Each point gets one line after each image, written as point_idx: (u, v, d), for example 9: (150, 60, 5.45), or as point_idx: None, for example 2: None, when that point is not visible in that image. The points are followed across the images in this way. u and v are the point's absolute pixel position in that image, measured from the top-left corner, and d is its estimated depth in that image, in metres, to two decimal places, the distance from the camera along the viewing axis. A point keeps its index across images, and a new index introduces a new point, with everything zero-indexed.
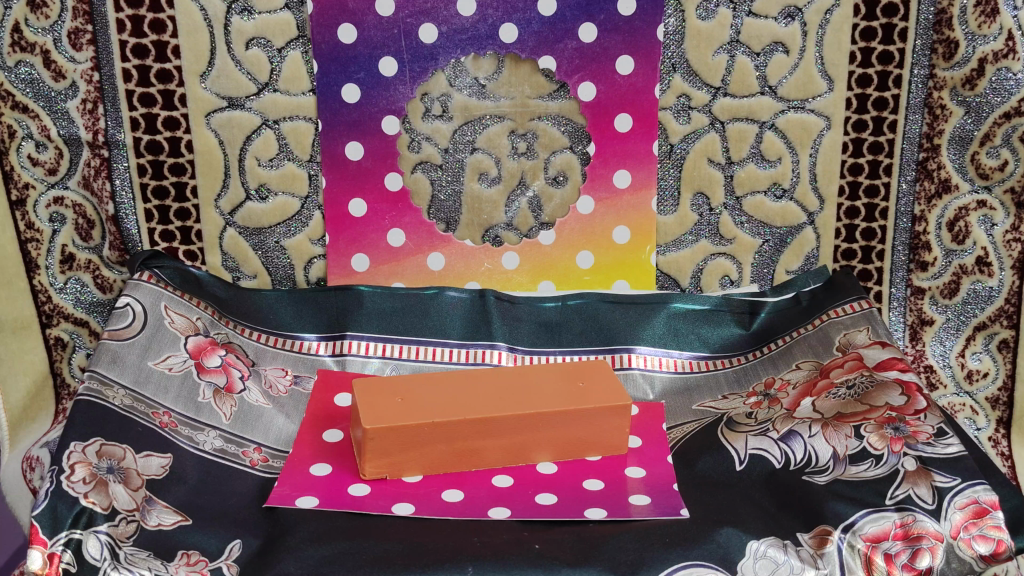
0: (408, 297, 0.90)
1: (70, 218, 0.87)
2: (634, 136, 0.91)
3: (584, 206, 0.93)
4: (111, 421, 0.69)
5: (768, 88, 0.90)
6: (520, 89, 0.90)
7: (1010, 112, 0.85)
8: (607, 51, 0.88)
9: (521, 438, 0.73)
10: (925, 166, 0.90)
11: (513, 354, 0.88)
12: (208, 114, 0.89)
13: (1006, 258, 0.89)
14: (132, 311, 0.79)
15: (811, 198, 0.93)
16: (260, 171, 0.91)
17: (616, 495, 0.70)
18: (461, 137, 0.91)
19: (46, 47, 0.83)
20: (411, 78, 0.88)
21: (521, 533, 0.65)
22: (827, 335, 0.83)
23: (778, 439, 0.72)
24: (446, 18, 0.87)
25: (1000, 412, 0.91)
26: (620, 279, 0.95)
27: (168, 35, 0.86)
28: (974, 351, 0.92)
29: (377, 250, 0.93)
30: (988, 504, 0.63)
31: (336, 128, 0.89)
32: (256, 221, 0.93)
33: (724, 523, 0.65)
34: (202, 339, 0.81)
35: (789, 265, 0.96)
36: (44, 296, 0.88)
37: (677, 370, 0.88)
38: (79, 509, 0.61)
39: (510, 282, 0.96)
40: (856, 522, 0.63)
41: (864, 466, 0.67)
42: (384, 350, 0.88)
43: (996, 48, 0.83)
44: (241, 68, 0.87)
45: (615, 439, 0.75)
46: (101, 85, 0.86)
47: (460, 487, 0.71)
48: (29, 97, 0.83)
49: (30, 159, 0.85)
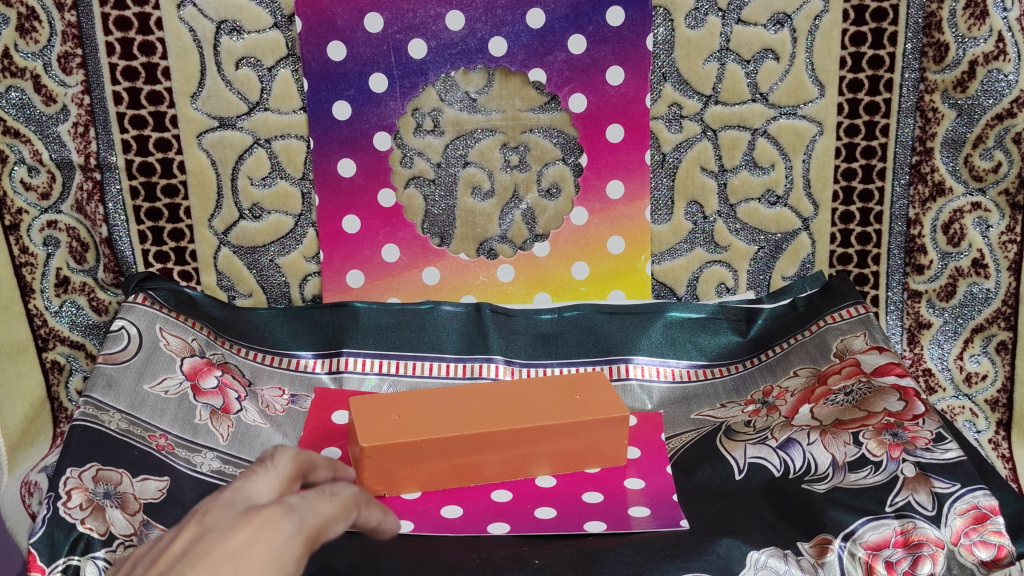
0: (404, 312, 0.90)
1: (64, 242, 0.87)
2: (626, 146, 0.90)
3: (578, 217, 0.93)
4: (106, 446, 0.69)
5: (759, 96, 0.90)
6: (511, 102, 0.90)
7: (1003, 113, 0.84)
8: (597, 62, 0.88)
9: (519, 452, 0.73)
10: (919, 169, 0.89)
11: (510, 367, 0.88)
12: (199, 134, 0.89)
13: (1002, 260, 0.88)
14: (127, 334, 0.80)
15: (805, 204, 0.93)
16: (253, 190, 0.91)
17: (616, 507, 0.69)
18: (453, 152, 0.92)
19: (37, 71, 0.83)
20: (402, 94, 0.88)
21: (521, 548, 0.64)
22: (824, 342, 0.83)
23: (777, 447, 0.72)
24: (435, 33, 0.87)
25: (1000, 414, 0.89)
26: (616, 290, 0.94)
27: (158, 57, 0.86)
28: (972, 353, 0.91)
29: (372, 266, 0.93)
30: (989, 509, 0.62)
31: (328, 146, 0.89)
32: (249, 239, 0.93)
33: (724, 533, 0.64)
34: (197, 360, 0.82)
35: (785, 270, 0.96)
36: (39, 320, 0.87)
37: (675, 379, 0.88)
38: (76, 535, 0.61)
39: (505, 294, 0.95)
40: (856, 529, 0.63)
41: (863, 472, 0.66)
42: (380, 366, 0.88)
43: (987, 50, 0.83)
44: (232, 88, 0.88)
45: (614, 451, 0.75)
46: (92, 109, 0.86)
47: (459, 503, 0.71)
48: (20, 122, 0.83)
49: (23, 184, 0.84)
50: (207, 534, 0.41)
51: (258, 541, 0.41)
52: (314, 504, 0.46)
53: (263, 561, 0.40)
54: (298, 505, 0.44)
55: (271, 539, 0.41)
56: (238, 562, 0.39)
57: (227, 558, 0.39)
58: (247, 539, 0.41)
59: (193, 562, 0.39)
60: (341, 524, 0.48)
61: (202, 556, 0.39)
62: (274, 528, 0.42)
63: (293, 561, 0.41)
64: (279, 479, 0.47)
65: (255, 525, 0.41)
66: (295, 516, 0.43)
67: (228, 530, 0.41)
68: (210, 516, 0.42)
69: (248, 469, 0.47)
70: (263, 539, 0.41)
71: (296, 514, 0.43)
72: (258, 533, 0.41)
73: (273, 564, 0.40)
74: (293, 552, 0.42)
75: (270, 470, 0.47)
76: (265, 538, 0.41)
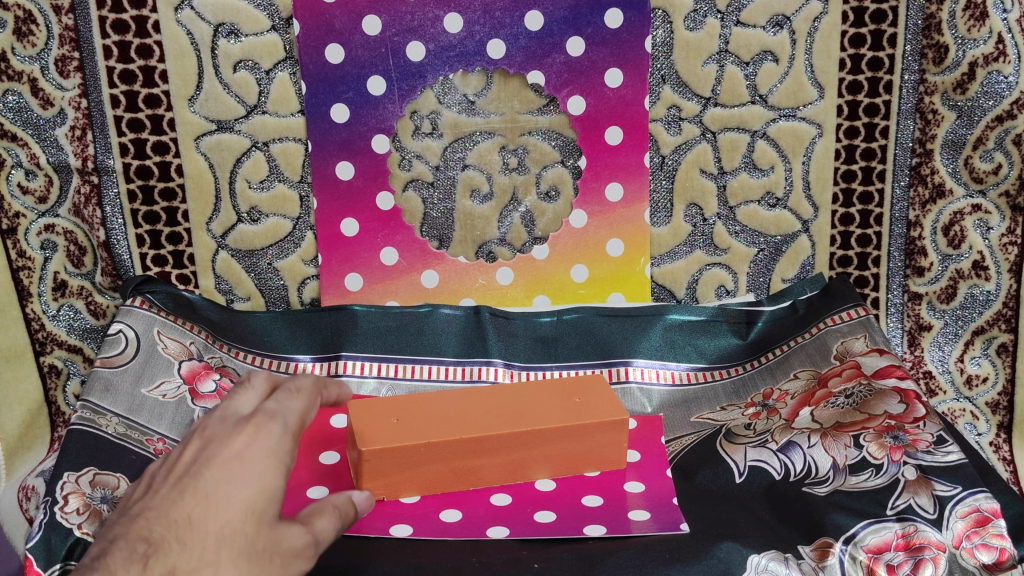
0: (402, 315, 0.90)
1: (62, 246, 0.87)
2: (625, 148, 0.90)
3: (577, 220, 0.92)
4: (103, 450, 0.69)
5: (759, 98, 0.90)
6: (510, 105, 0.90)
7: (1002, 115, 0.84)
8: (596, 64, 0.88)
9: (519, 455, 0.72)
10: (919, 171, 0.89)
11: (509, 370, 0.88)
12: (197, 138, 0.89)
13: (1003, 262, 0.88)
14: (124, 338, 0.80)
15: (805, 206, 0.93)
16: (251, 193, 0.91)
17: (616, 510, 0.69)
18: (452, 154, 0.91)
19: (34, 75, 0.83)
20: (400, 96, 0.88)
21: (520, 552, 0.64)
22: (824, 344, 0.83)
23: (777, 450, 0.71)
24: (433, 36, 0.87)
25: (1001, 417, 0.89)
26: (615, 293, 0.94)
27: (155, 60, 0.86)
28: (973, 355, 0.91)
29: (371, 269, 0.92)
30: (990, 513, 0.62)
31: (326, 149, 0.89)
32: (247, 243, 0.92)
33: (724, 537, 0.64)
34: (196, 364, 0.81)
35: (785, 273, 0.95)
36: (37, 324, 0.86)
37: (675, 382, 0.88)
38: (73, 540, 0.61)
39: (504, 297, 0.95)
40: (857, 533, 0.62)
41: (864, 475, 0.66)
42: (379, 370, 0.87)
43: (987, 51, 0.83)
44: (230, 91, 0.88)
45: (614, 454, 0.75)
46: (90, 112, 0.86)
47: (458, 507, 0.71)
48: (17, 126, 0.83)
49: (20, 188, 0.84)
50: (211, 443, 0.49)
51: (256, 441, 0.50)
52: (293, 403, 0.54)
53: (264, 457, 0.49)
54: (280, 409, 0.53)
55: (266, 439, 0.50)
56: (244, 461, 0.48)
57: (234, 459, 0.48)
58: (244, 442, 0.49)
59: (206, 465, 0.48)
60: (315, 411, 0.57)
61: (211, 460, 0.48)
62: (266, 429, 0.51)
63: (288, 451, 0.51)
64: (257, 396, 0.55)
65: (251, 430, 0.50)
66: (281, 420, 0.52)
67: (229, 437, 0.50)
68: (207, 431, 0.51)
69: (229, 392, 0.55)
70: (259, 440, 0.50)
71: (282, 417, 0.52)
72: (256, 435, 0.50)
73: (274, 456, 0.49)
74: (286, 444, 0.51)
75: (248, 390, 0.55)
76: (261, 439, 0.50)
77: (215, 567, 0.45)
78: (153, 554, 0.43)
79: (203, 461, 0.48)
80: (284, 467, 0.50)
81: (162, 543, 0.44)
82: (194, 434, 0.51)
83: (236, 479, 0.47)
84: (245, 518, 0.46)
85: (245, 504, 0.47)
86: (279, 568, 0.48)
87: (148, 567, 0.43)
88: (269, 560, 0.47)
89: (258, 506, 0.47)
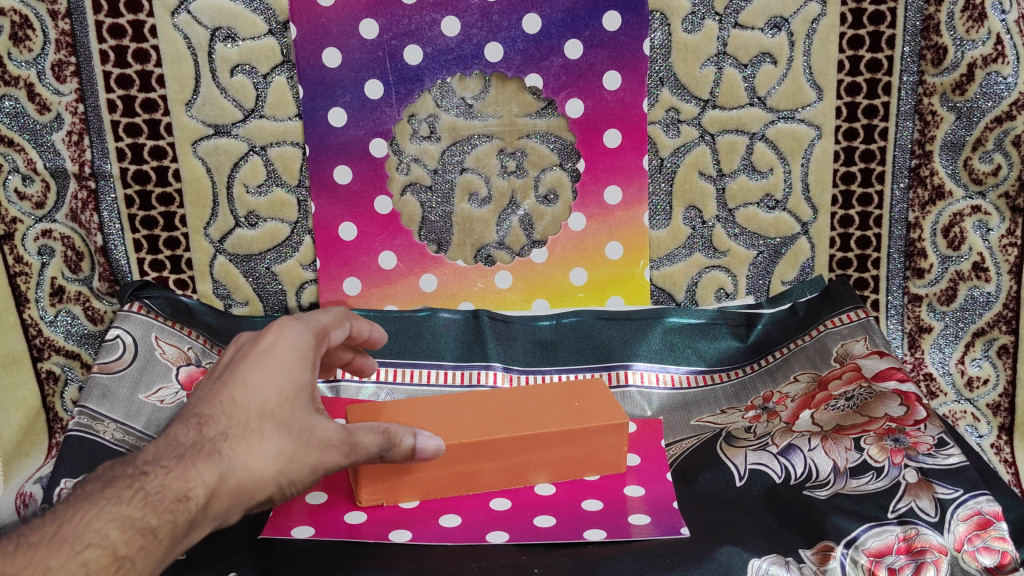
0: (402, 319, 0.90)
1: (59, 251, 0.87)
2: (623, 151, 0.90)
3: (576, 223, 0.92)
4: (99, 456, 0.68)
5: (757, 99, 0.89)
6: (508, 108, 0.90)
7: (1001, 116, 0.84)
8: (594, 66, 0.88)
9: (517, 459, 0.72)
10: (918, 172, 0.89)
11: (509, 374, 0.87)
12: (194, 142, 0.89)
13: (1003, 263, 0.87)
14: (122, 343, 0.80)
15: (804, 208, 0.93)
16: (248, 198, 0.91)
17: (616, 515, 0.69)
18: (450, 158, 0.91)
19: (31, 80, 0.83)
20: (397, 100, 0.88)
21: (519, 557, 0.63)
22: (824, 346, 0.83)
23: (777, 453, 0.71)
24: (431, 39, 0.87)
25: (1001, 419, 0.89)
26: (614, 296, 0.94)
27: (152, 64, 0.86)
28: (973, 357, 0.90)
29: (369, 273, 0.92)
30: (992, 515, 0.62)
31: (324, 153, 0.89)
32: (245, 247, 0.92)
33: (725, 541, 0.63)
34: (194, 369, 0.80)
35: (784, 275, 0.95)
36: (34, 330, 0.86)
37: (675, 386, 0.87)
38: None
39: (504, 301, 0.94)
40: (858, 536, 0.62)
41: (865, 479, 0.66)
42: (378, 375, 0.87)
43: (985, 52, 0.83)
44: (227, 95, 0.87)
45: (614, 458, 0.74)
46: (86, 117, 0.86)
47: (458, 512, 0.70)
48: (14, 130, 0.83)
49: (17, 193, 0.84)
50: (246, 346, 0.59)
51: (283, 338, 0.59)
52: (316, 318, 0.65)
53: (290, 352, 0.58)
54: (304, 320, 0.63)
55: (291, 336, 0.60)
56: (272, 356, 0.58)
57: (265, 354, 0.58)
58: (271, 342, 0.59)
59: (243, 360, 0.57)
60: (340, 331, 0.67)
61: (248, 355, 0.58)
62: (289, 333, 0.60)
63: (312, 346, 0.61)
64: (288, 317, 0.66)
65: (277, 331, 0.60)
66: (303, 324, 0.62)
67: (259, 338, 0.59)
68: (243, 343, 0.61)
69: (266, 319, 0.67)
70: (285, 338, 0.59)
71: (306, 322, 0.63)
72: (282, 334, 0.60)
73: (298, 350, 0.59)
74: (310, 341, 0.61)
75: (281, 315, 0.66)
76: (287, 337, 0.60)
77: (260, 434, 0.53)
78: (205, 422, 0.52)
79: (240, 359, 0.58)
80: (308, 360, 0.59)
81: (212, 416, 0.53)
82: (234, 346, 0.61)
83: (268, 367, 0.57)
84: (281, 399, 0.55)
85: (280, 387, 0.56)
86: (314, 450, 0.56)
87: (203, 431, 0.52)
88: (305, 439, 0.56)
89: (291, 390, 0.56)
